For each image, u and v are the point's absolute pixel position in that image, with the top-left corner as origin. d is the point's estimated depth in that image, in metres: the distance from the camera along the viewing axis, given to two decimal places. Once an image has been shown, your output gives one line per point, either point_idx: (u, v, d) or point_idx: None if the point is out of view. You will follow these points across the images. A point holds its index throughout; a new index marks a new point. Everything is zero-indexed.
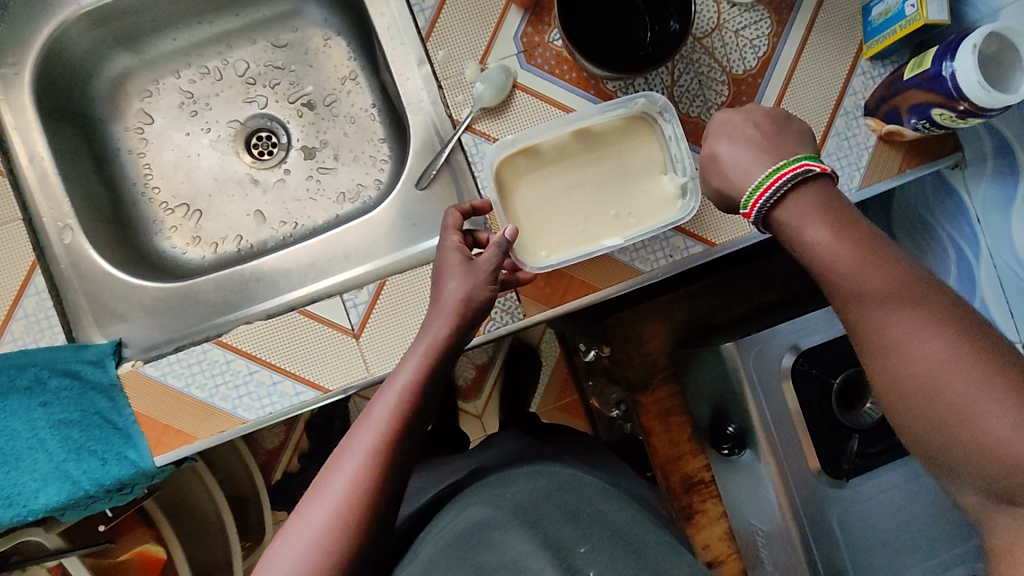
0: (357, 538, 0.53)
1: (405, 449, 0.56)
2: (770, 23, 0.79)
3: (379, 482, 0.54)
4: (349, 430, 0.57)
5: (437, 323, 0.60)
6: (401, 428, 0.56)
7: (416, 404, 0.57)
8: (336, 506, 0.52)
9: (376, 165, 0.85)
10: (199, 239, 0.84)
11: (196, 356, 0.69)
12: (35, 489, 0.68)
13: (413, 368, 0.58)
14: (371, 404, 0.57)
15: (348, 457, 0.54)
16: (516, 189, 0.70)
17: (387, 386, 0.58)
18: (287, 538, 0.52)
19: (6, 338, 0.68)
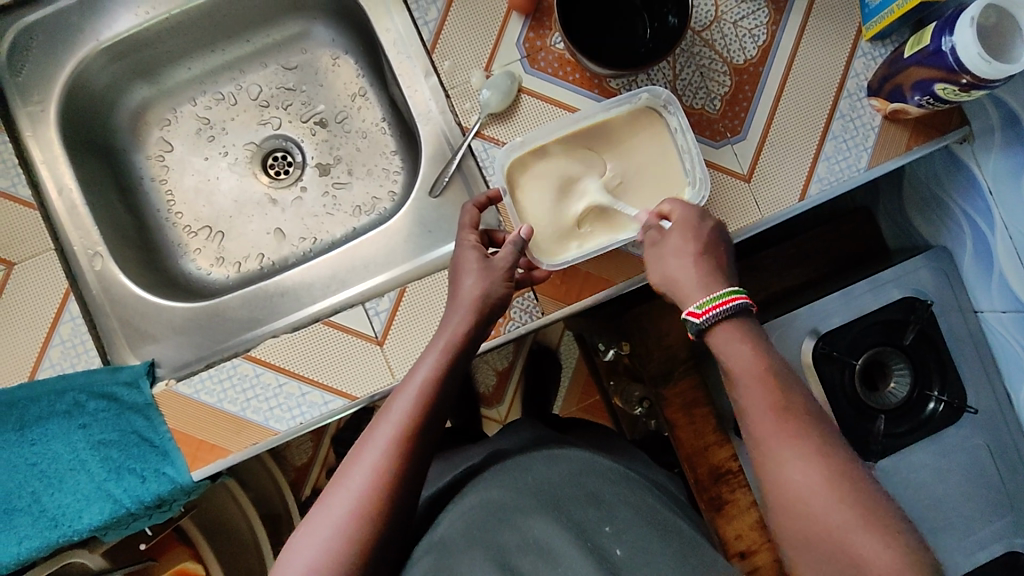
0: (377, 528, 0.54)
1: (424, 441, 0.57)
2: (768, 12, 0.80)
3: (398, 474, 0.55)
4: (370, 424, 0.58)
5: (456, 318, 0.61)
6: (419, 421, 0.57)
7: (436, 397, 0.59)
8: (357, 496, 0.54)
9: (389, 177, 0.87)
10: (222, 259, 0.86)
11: (226, 372, 0.71)
12: (79, 509, 0.70)
13: (432, 364, 0.60)
14: (392, 399, 0.59)
15: (368, 449, 0.56)
16: (529, 189, 0.71)
17: (406, 381, 0.59)
18: (309, 528, 0.54)
19: (45, 364, 0.70)
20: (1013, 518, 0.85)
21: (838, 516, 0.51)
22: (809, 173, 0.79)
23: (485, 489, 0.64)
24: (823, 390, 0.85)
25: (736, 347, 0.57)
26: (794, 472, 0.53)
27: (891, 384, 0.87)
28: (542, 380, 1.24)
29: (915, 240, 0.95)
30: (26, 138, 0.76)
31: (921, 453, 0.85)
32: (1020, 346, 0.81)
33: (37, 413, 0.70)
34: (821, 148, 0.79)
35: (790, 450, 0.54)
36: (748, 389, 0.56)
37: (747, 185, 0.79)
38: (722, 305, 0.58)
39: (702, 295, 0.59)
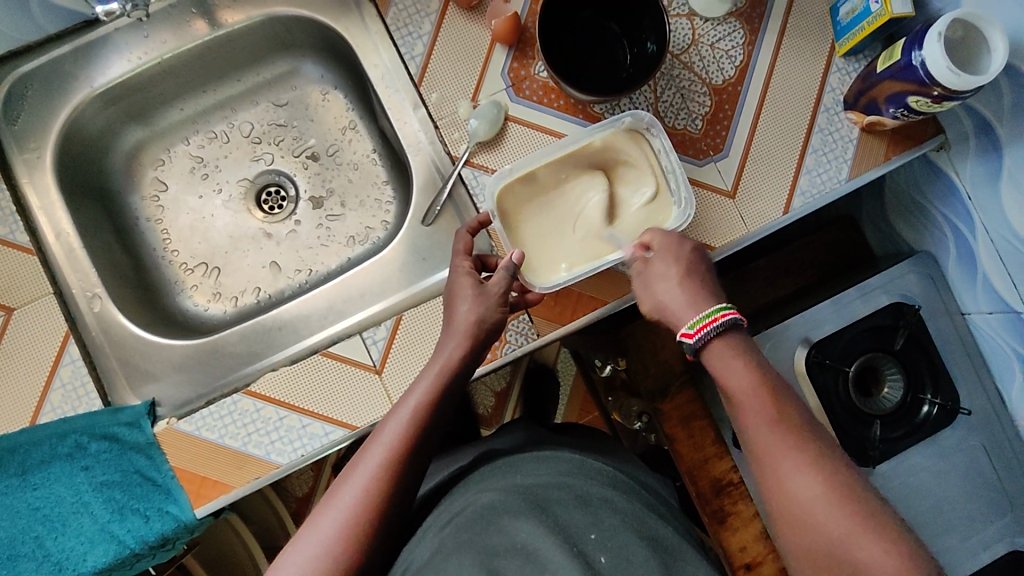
0: (364, 547, 0.55)
1: (415, 462, 0.58)
2: (743, 33, 0.83)
3: (387, 494, 0.56)
4: (362, 444, 0.59)
5: (451, 344, 0.62)
6: (411, 443, 0.58)
7: (429, 419, 0.59)
8: (345, 515, 0.54)
9: (382, 207, 0.89)
10: (219, 294, 0.87)
11: (227, 408, 0.71)
12: (82, 553, 0.70)
13: (426, 386, 0.60)
14: (385, 420, 0.60)
15: (358, 470, 0.56)
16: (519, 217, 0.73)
17: (400, 404, 0.60)
18: (296, 547, 0.54)
19: (46, 408, 0.70)
20: (1012, 518, 0.85)
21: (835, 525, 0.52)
22: (791, 187, 0.81)
23: (477, 490, 0.65)
24: (818, 398, 0.86)
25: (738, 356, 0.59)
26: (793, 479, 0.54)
27: (885, 389, 0.88)
28: (541, 396, 1.24)
29: (900, 246, 0.98)
30: (22, 185, 0.77)
31: (917, 457, 0.86)
32: (1008, 346, 0.83)
33: (39, 457, 0.70)
34: (801, 162, 0.81)
35: (787, 459, 0.54)
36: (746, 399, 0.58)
37: (732, 201, 0.81)
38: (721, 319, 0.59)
39: (694, 314, 0.61)
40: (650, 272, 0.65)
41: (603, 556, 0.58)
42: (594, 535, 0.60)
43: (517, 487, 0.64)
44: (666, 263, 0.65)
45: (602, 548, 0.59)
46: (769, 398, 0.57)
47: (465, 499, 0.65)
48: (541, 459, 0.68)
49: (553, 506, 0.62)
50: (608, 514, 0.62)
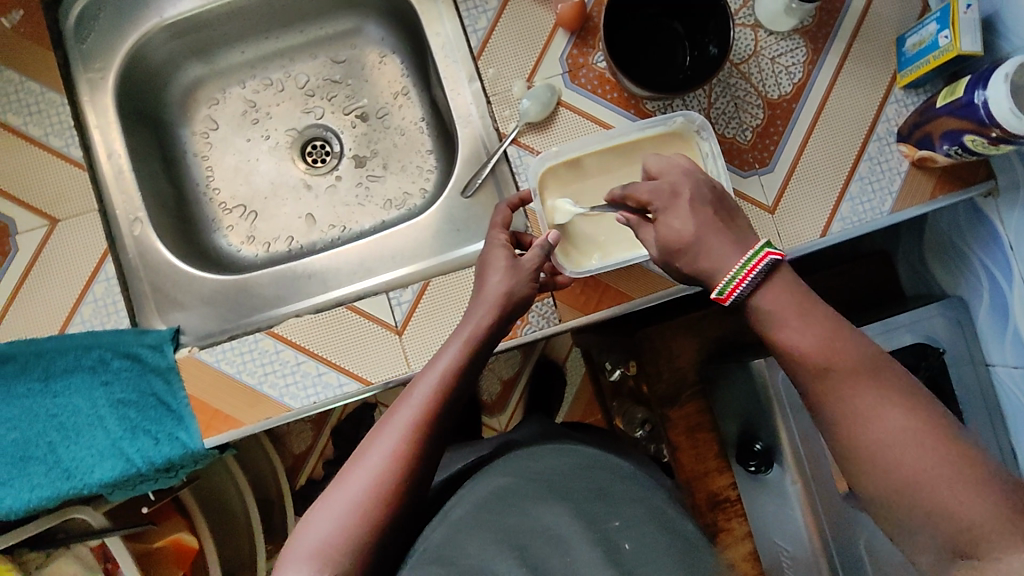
0: (392, 508, 0.55)
1: (441, 428, 0.58)
2: (806, 51, 0.83)
3: (414, 457, 0.56)
4: (389, 407, 0.59)
5: (480, 312, 0.62)
6: (438, 407, 0.58)
7: (456, 385, 0.60)
8: (374, 475, 0.55)
9: (423, 175, 0.90)
10: (253, 238, 0.89)
11: (248, 345, 0.73)
12: (91, 464, 0.71)
13: (453, 355, 0.61)
14: (413, 384, 0.60)
15: (387, 431, 0.57)
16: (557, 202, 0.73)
17: (428, 369, 0.61)
18: (326, 501, 0.55)
19: (75, 320, 0.72)
20: None
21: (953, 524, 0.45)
22: (832, 211, 0.81)
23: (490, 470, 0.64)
24: None
25: (794, 308, 0.54)
26: (911, 464, 0.48)
27: None
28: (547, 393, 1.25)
29: (932, 288, 0.97)
30: (83, 102, 0.79)
31: None
32: None
33: (64, 366, 0.71)
34: (846, 188, 0.81)
35: (873, 431, 0.50)
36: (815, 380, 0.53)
37: (771, 216, 0.81)
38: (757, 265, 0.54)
39: (724, 273, 0.56)
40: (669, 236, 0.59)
41: (627, 544, 0.60)
42: (616, 522, 0.62)
43: (531, 472, 0.63)
44: None
45: (625, 535, 0.61)
46: (865, 374, 0.51)
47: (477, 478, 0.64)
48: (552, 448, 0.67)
49: (572, 491, 0.63)
50: (610, 503, 0.63)
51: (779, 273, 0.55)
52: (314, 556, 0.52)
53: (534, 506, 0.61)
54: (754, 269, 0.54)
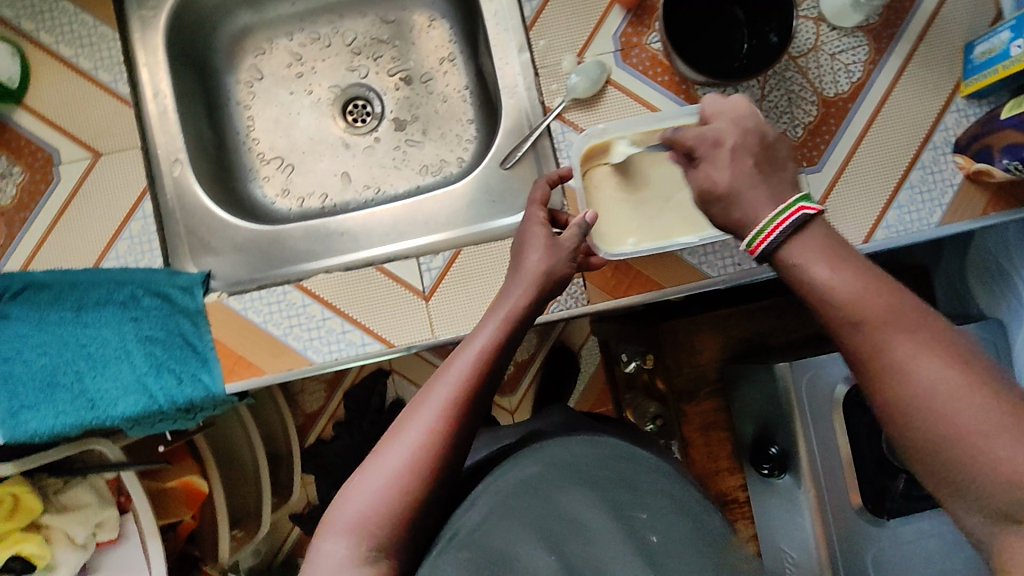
0: (428, 484, 0.53)
1: (479, 406, 0.57)
2: (868, 51, 0.80)
3: (451, 434, 0.54)
4: (426, 382, 0.57)
5: (517, 290, 0.62)
6: (476, 384, 0.56)
7: (494, 363, 0.58)
8: (410, 450, 0.53)
9: (461, 144, 0.89)
10: (288, 191, 0.89)
11: (276, 295, 0.73)
12: (115, 397, 0.71)
13: (491, 333, 0.59)
14: (450, 359, 0.58)
15: (424, 407, 0.55)
16: (629, 158, 0.70)
17: (467, 346, 0.59)
18: (362, 474, 0.54)
19: (110, 254, 0.73)
20: None
21: (1003, 495, 0.41)
22: (878, 218, 0.78)
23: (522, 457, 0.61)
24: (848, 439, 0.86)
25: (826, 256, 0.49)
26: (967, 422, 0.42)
27: None
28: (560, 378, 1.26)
29: (970, 308, 0.94)
30: (134, 39, 0.79)
31: (927, 521, 0.84)
32: None
33: (96, 298, 0.72)
34: (894, 195, 0.78)
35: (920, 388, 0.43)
36: (853, 335, 0.47)
37: None
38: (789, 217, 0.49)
39: (753, 225, 0.51)
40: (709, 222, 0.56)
41: (654, 537, 0.55)
42: (644, 514, 0.57)
43: (561, 461, 0.58)
44: None
45: (653, 527, 0.56)
46: (918, 326, 0.45)
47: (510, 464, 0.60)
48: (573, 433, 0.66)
49: (604, 481, 0.58)
50: (640, 493, 0.58)
51: (813, 227, 0.49)
52: (352, 528, 0.51)
53: (562, 494, 0.56)
54: (785, 223, 0.49)
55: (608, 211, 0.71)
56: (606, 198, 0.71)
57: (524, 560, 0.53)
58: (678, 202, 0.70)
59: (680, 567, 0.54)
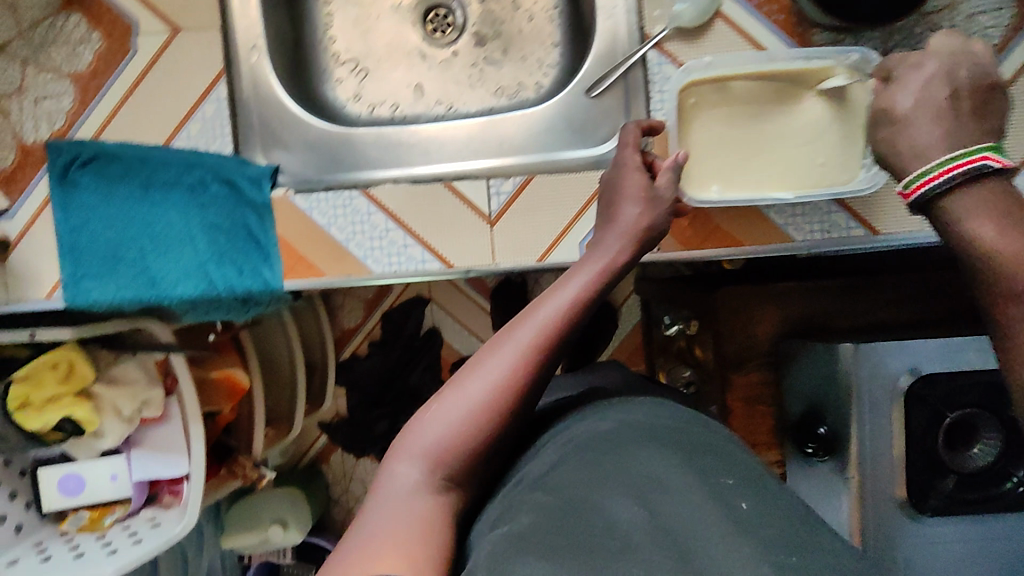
0: (504, 421, 0.53)
1: (560, 351, 0.55)
2: (1013, 15, 0.68)
3: (533, 375, 0.54)
4: (510, 322, 0.57)
5: (614, 244, 0.60)
6: (563, 330, 0.55)
7: (582, 312, 0.57)
8: (492, 385, 0.52)
9: (541, 68, 0.84)
10: (360, 97, 0.85)
11: (342, 200, 0.71)
12: (176, 279, 0.71)
13: (583, 282, 0.57)
14: (537, 302, 0.57)
15: (506, 345, 0.54)
16: (733, 100, 0.65)
17: (552, 291, 0.57)
18: (440, 403, 0.53)
19: (182, 135, 0.72)
20: None
21: None
22: None
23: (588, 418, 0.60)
24: (903, 432, 0.82)
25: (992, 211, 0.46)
26: None
27: (976, 447, 0.83)
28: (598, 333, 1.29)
29: None
30: None
31: (968, 523, 0.83)
32: None
33: (165, 178, 0.70)
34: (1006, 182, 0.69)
35: None
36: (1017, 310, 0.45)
37: None
38: (965, 163, 0.48)
39: (919, 167, 0.50)
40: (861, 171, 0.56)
41: (743, 503, 0.47)
42: (731, 481, 0.50)
43: (639, 424, 0.56)
44: None
45: (742, 495, 0.48)
46: None
47: (577, 425, 0.59)
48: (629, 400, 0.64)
49: (681, 444, 0.53)
50: (726, 463, 0.53)
51: (990, 181, 0.47)
52: (428, 455, 0.51)
53: (641, 451, 0.51)
54: (957, 169, 0.48)
55: (753, 133, 0.65)
56: (759, 117, 0.65)
57: (606, 506, 0.46)
58: (836, 143, 0.65)
59: (777, 536, 0.45)
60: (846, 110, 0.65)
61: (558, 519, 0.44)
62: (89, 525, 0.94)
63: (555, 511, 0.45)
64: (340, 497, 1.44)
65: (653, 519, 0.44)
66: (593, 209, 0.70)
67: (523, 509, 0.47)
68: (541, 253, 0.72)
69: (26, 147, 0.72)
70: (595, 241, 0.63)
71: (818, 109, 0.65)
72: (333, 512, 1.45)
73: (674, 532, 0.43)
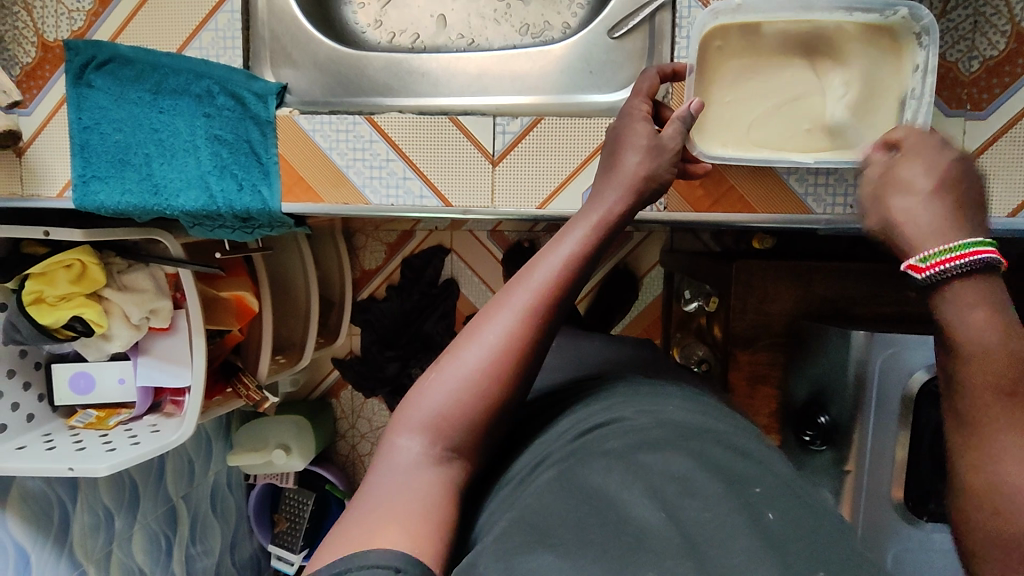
0: (504, 392, 0.50)
1: (560, 314, 0.53)
2: None
3: (531, 343, 0.51)
4: (506, 286, 0.54)
5: (613, 196, 0.57)
6: (559, 295, 0.52)
7: (579, 274, 0.54)
8: (491, 354, 0.50)
9: (570, 7, 0.80)
10: (381, 23, 0.83)
11: (345, 125, 0.70)
12: (178, 189, 0.71)
13: (580, 239, 0.55)
14: (532, 265, 0.54)
15: (503, 310, 0.52)
16: (762, 49, 0.61)
17: (548, 251, 0.55)
18: (439, 375, 0.51)
19: (194, 45, 0.72)
20: None
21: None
22: None
23: (612, 411, 0.56)
24: (910, 432, 0.78)
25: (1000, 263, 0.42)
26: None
27: None
28: (614, 303, 1.28)
29: None
30: None
31: None
32: None
33: (174, 86, 0.70)
34: None
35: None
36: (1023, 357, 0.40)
37: None
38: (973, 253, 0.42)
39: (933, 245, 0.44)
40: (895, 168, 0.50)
41: (772, 514, 0.42)
42: (760, 490, 0.44)
43: (665, 418, 0.53)
44: (908, 170, 0.49)
45: (770, 505, 0.43)
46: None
47: (607, 416, 0.55)
48: (657, 397, 0.59)
49: (710, 446, 0.49)
50: (750, 465, 0.47)
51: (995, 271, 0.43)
52: (426, 425, 0.49)
53: (658, 447, 0.48)
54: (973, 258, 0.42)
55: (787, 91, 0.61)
56: (794, 72, 0.60)
57: (626, 505, 0.42)
58: (874, 112, 0.60)
59: (808, 553, 0.39)
60: (883, 75, 0.60)
61: (573, 514, 0.42)
62: (96, 423, 0.98)
63: (570, 505, 0.43)
64: (345, 432, 1.48)
65: (672, 522, 0.41)
66: (600, 157, 0.68)
67: (542, 498, 0.44)
68: (542, 200, 0.70)
69: (46, 45, 0.72)
70: (594, 193, 0.60)
71: (858, 70, 0.60)
72: (337, 446, 1.48)
73: (693, 539, 0.39)
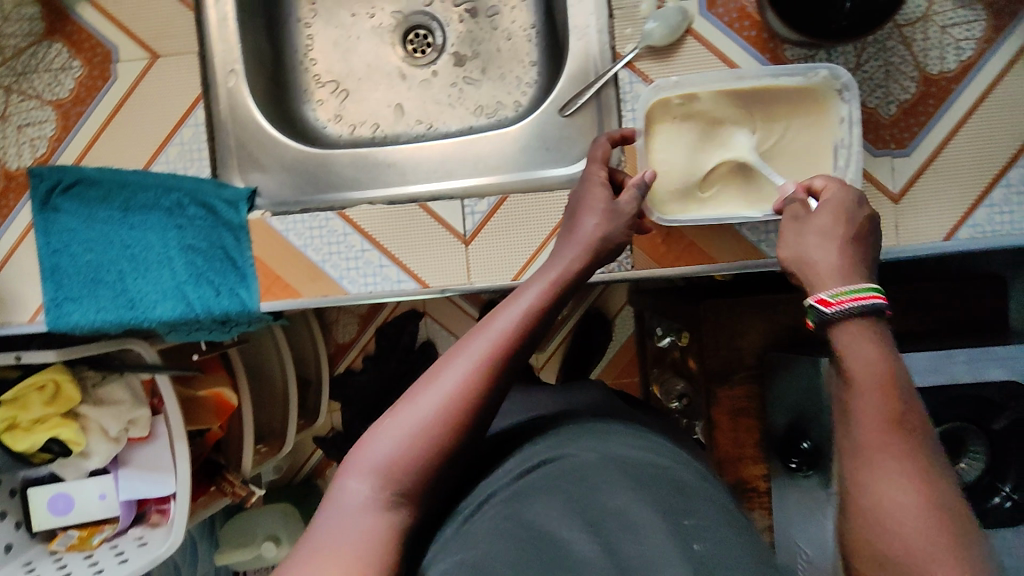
0: (455, 438, 0.50)
1: (519, 364, 0.53)
2: (984, 28, 0.70)
3: (485, 391, 0.51)
4: (466, 334, 0.54)
5: (571, 254, 0.60)
6: (517, 344, 0.52)
7: (538, 326, 0.54)
8: (443, 401, 0.50)
9: (520, 87, 0.85)
10: (341, 117, 0.86)
11: (318, 222, 0.72)
12: (155, 301, 0.72)
13: (538, 294, 0.55)
14: (492, 315, 0.55)
15: (459, 358, 0.52)
16: (700, 116, 0.66)
17: (508, 303, 0.55)
18: (393, 419, 0.50)
19: (161, 159, 0.74)
20: None
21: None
22: (963, 215, 0.71)
23: (557, 446, 0.56)
24: None
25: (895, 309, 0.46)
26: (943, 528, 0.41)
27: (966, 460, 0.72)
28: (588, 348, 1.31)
29: None
30: None
31: None
32: None
33: (143, 202, 0.72)
34: (986, 193, 0.71)
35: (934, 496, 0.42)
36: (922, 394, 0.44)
37: (893, 205, 0.72)
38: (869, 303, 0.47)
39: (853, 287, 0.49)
40: (812, 224, 0.53)
41: (696, 544, 0.44)
42: (688, 521, 0.46)
43: (614, 455, 0.53)
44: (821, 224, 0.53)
45: (695, 535, 0.45)
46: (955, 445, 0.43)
47: (551, 452, 0.55)
48: (602, 429, 0.60)
49: (654, 481, 0.50)
50: (696, 501, 0.49)
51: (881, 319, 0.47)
52: (377, 470, 0.48)
53: (607, 484, 0.49)
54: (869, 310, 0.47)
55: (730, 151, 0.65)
56: (734, 129, 0.66)
57: (568, 545, 0.45)
58: (810, 161, 0.65)
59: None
60: (813, 124, 0.65)
61: (517, 555, 0.44)
62: (78, 543, 0.94)
63: (516, 546, 0.45)
64: None
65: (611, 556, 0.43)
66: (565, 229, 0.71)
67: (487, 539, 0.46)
68: (516, 272, 0.72)
69: (10, 173, 0.73)
70: (554, 253, 0.62)
71: (788, 122, 0.66)
72: None
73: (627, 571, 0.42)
